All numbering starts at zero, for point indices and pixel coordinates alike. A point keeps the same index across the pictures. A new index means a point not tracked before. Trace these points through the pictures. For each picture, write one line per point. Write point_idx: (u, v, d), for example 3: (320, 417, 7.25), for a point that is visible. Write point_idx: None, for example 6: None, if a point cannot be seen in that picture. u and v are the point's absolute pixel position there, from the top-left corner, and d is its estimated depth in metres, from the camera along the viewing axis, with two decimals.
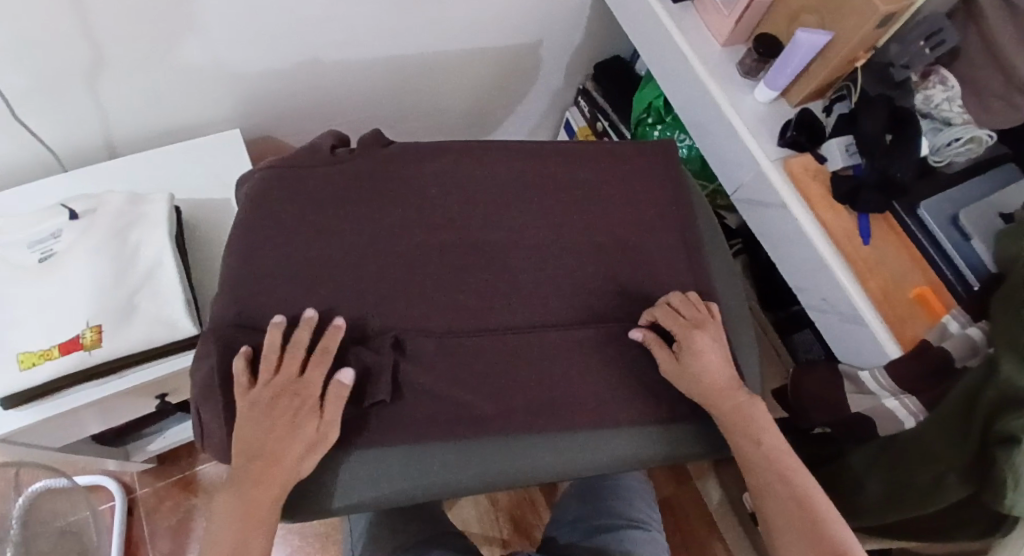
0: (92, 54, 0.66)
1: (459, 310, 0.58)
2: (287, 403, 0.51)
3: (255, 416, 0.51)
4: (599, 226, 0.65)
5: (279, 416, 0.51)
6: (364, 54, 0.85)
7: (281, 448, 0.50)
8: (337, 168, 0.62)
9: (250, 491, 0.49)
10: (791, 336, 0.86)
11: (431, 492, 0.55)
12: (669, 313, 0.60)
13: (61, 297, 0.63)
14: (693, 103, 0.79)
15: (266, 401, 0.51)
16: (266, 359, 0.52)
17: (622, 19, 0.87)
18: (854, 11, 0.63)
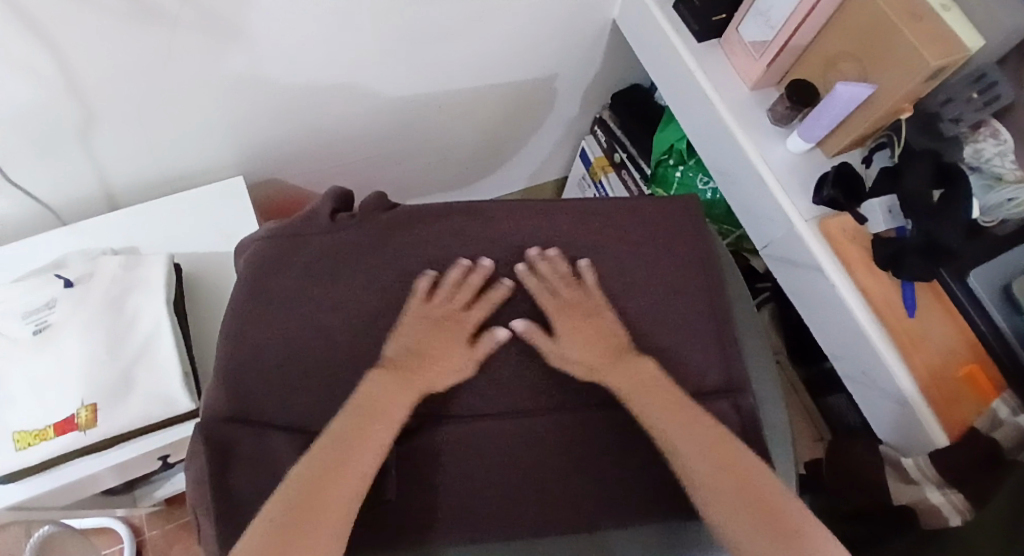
0: (80, 107, 0.63)
1: (464, 394, 0.55)
2: (452, 329, 0.56)
3: (425, 332, 0.56)
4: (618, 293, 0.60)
5: (446, 335, 0.56)
6: (367, 97, 0.82)
7: (428, 364, 0.54)
8: (337, 238, 0.59)
9: (394, 390, 0.52)
10: (824, 395, 0.81)
11: None
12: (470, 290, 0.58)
13: (53, 370, 0.61)
14: (719, 151, 0.74)
15: (439, 322, 0.56)
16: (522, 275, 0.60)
17: (642, 55, 0.82)
18: (900, 63, 0.57)
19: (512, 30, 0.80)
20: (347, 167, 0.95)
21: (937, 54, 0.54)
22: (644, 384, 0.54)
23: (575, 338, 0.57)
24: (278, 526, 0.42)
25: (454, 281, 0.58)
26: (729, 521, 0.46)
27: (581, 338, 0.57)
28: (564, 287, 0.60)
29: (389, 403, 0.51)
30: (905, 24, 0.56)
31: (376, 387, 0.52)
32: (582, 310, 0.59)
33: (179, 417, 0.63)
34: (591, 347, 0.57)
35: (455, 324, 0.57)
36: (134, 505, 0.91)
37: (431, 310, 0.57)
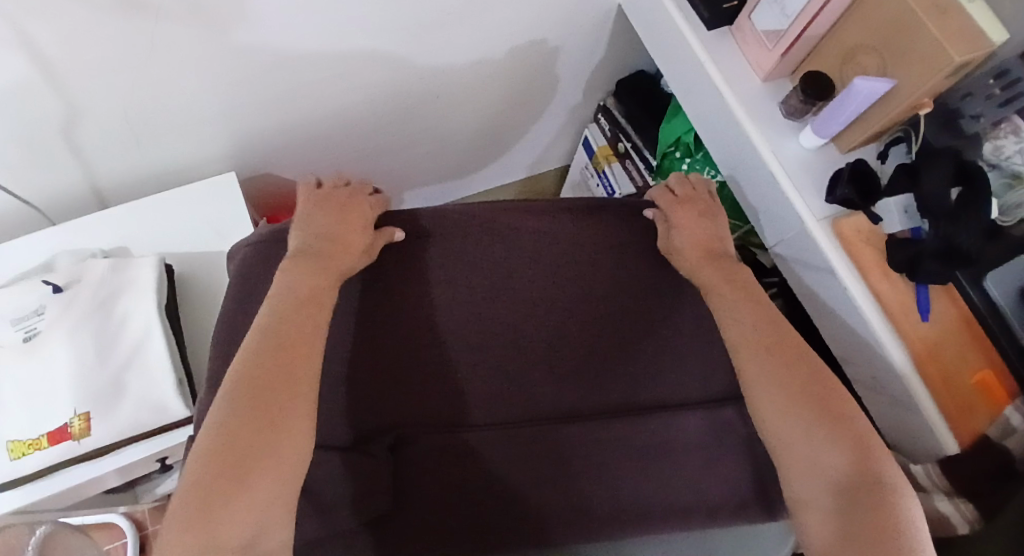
0: (63, 103, 0.61)
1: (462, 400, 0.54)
2: (351, 213, 0.59)
3: (324, 219, 0.59)
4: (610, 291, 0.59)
5: (346, 217, 0.59)
6: (362, 85, 0.79)
7: (345, 240, 0.56)
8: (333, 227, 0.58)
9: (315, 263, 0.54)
10: None
11: None
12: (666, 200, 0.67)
13: (44, 379, 0.59)
14: (729, 145, 0.71)
15: (335, 210, 0.59)
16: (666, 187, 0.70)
17: (648, 42, 0.78)
18: (922, 58, 0.54)
19: (512, 16, 0.77)
20: (342, 157, 0.92)
21: (962, 49, 0.52)
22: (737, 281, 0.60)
23: (681, 222, 0.64)
24: (223, 464, 0.42)
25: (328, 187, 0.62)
26: (778, 398, 0.51)
27: (691, 230, 0.64)
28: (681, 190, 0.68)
29: (306, 281, 0.53)
30: (930, 17, 0.53)
31: (297, 278, 0.53)
32: (703, 208, 0.67)
33: (174, 423, 0.62)
34: (698, 228, 0.64)
35: (356, 213, 0.60)
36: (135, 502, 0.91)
37: (325, 205, 0.60)
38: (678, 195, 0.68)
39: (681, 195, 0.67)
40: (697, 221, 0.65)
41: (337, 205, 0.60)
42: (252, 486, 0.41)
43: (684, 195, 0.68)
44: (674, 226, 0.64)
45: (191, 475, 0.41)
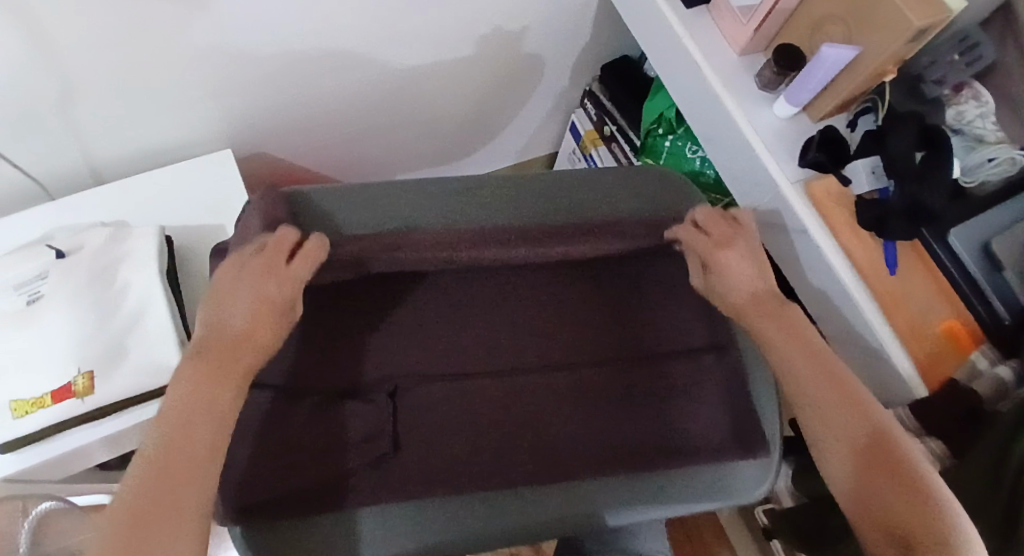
0: (65, 76, 0.63)
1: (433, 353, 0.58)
2: (263, 281, 0.50)
3: (238, 294, 0.50)
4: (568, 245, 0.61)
5: (260, 290, 0.50)
6: (356, 67, 0.82)
7: (255, 327, 0.49)
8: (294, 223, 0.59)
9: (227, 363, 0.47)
10: None
11: (481, 542, 0.52)
12: (698, 241, 0.60)
13: (46, 342, 0.60)
14: (706, 116, 0.74)
15: (253, 274, 0.50)
16: (694, 230, 0.60)
17: (631, 23, 0.82)
18: (885, 24, 0.58)
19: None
20: (334, 139, 0.94)
21: (922, 14, 0.55)
22: (787, 330, 0.55)
23: (731, 272, 0.58)
24: (136, 498, 0.40)
25: (250, 250, 0.52)
26: (799, 383, 0.53)
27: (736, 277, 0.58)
28: (715, 228, 0.60)
29: (223, 328, 0.49)
30: None
31: (183, 383, 0.46)
32: (745, 246, 0.59)
33: None
34: (746, 273, 0.58)
35: (273, 278, 0.50)
36: None
37: (246, 272, 0.50)
38: (712, 234, 0.60)
39: (719, 236, 0.59)
40: (745, 264, 0.58)
41: (247, 274, 0.50)
42: (149, 533, 0.39)
43: (721, 233, 0.60)
44: (721, 274, 0.58)
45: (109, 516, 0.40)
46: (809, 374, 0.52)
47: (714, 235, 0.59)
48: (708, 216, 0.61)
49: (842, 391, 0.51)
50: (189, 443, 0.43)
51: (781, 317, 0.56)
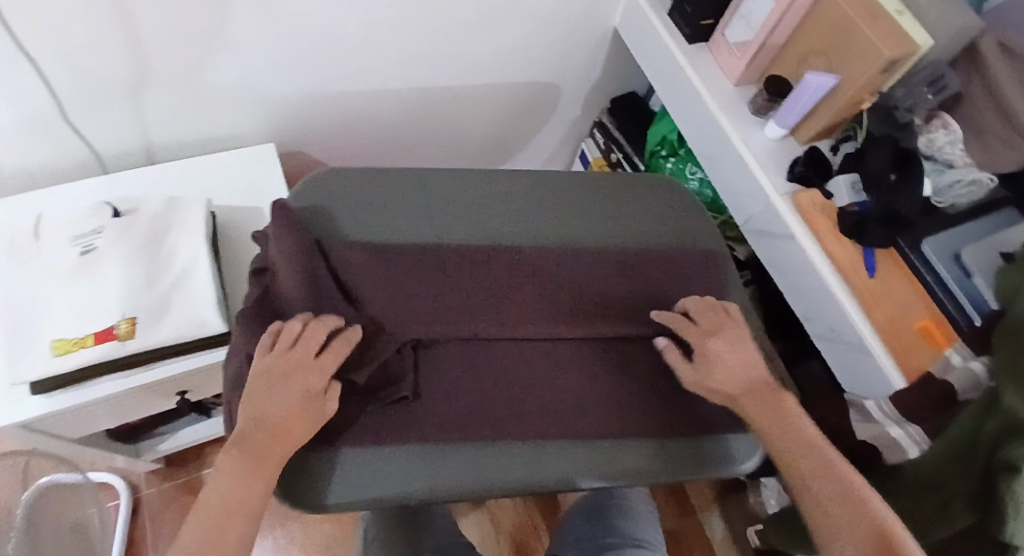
0: (139, 65, 0.70)
1: (422, 308, 0.62)
2: (297, 379, 0.51)
3: (267, 393, 0.50)
4: (536, 226, 0.70)
5: (292, 389, 0.50)
6: (390, 84, 0.90)
7: (288, 423, 0.49)
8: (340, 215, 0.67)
9: (262, 451, 0.47)
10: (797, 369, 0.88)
11: (487, 486, 0.56)
12: (686, 327, 0.61)
13: (94, 291, 0.65)
14: (704, 136, 0.83)
15: (284, 371, 0.51)
16: (682, 318, 0.61)
17: (639, 55, 0.92)
18: (860, 55, 0.67)
19: (528, 29, 0.90)
20: (363, 149, 1.02)
21: (891, 46, 0.64)
22: (774, 409, 0.55)
23: (721, 357, 0.58)
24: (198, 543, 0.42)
25: (282, 341, 0.52)
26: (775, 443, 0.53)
27: (725, 366, 0.57)
28: (704, 317, 0.62)
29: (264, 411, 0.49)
30: (864, 23, 0.66)
31: (222, 478, 0.46)
32: (734, 334, 0.60)
33: (210, 339, 0.67)
34: (735, 358, 0.58)
35: (305, 373, 0.51)
36: (137, 456, 0.94)
37: (273, 376, 0.50)
38: (700, 322, 0.61)
39: (706, 324, 0.61)
40: (734, 351, 0.59)
41: (278, 372, 0.51)
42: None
43: (707, 322, 0.61)
44: (709, 359, 0.58)
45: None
46: (804, 466, 0.50)
47: (701, 323, 0.61)
48: (696, 306, 0.63)
49: (813, 452, 0.51)
50: (223, 529, 0.43)
51: (766, 397, 0.55)
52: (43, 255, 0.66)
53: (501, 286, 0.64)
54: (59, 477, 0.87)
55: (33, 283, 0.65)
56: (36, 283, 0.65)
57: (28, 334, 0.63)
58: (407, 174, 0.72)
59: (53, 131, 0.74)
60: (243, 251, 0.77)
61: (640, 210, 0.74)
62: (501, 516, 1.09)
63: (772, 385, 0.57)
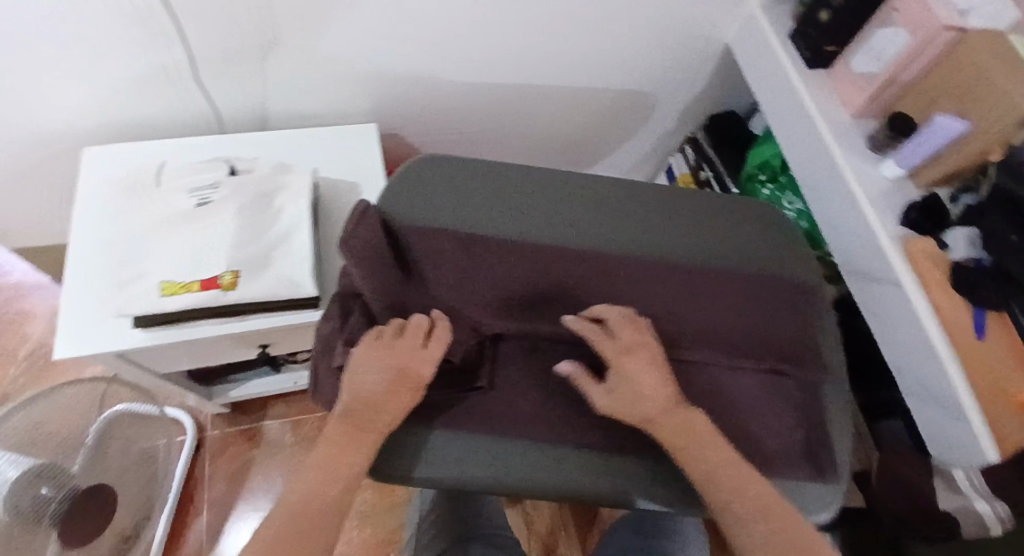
0: (269, 35, 0.74)
1: (496, 301, 0.62)
2: (404, 366, 0.54)
3: (372, 373, 0.53)
4: (621, 236, 0.70)
5: (398, 373, 0.54)
6: (492, 78, 0.91)
7: (384, 402, 0.53)
8: (436, 196, 0.69)
9: (359, 434, 0.53)
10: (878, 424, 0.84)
11: (542, 491, 0.56)
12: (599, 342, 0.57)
13: (202, 240, 0.69)
14: (813, 166, 0.80)
15: (390, 355, 0.54)
16: (599, 330, 0.57)
17: (751, 75, 0.89)
18: (996, 103, 0.62)
19: (638, 35, 0.89)
20: (455, 140, 1.03)
21: None
22: (693, 433, 0.53)
23: (635, 381, 0.55)
24: (287, 525, 0.49)
25: (387, 331, 0.56)
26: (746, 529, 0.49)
27: (638, 393, 0.54)
28: (622, 333, 0.57)
29: (365, 394, 0.53)
30: (1003, 71, 0.62)
31: (314, 467, 0.52)
32: (650, 352, 0.56)
33: (301, 301, 0.71)
34: (658, 382, 0.54)
35: (410, 361, 0.54)
36: (208, 398, 1.00)
37: (381, 353, 0.54)
38: (617, 338, 0.57)
39: (624, 343, 0.56)
40: (655, 374, 0.55)
41: (372, 355, 0.54)
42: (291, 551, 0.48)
43: (629, 338, 0.57)
44: (625, 386, 0.55)
45: (263, 532, 0.49)
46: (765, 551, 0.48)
47: (618, 339, 0.56)
48: (615, 319, 0.58)
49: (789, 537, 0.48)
50: (304, 513, 0.50)
51: (687, 425, 0.53)
52: (164, 201, 0.71)
53: (577, 289, 0.64)
54: (130, 409, 0.90)
55: (152, 225, 0.70)
56: (155, 226, 0.70)
57: (142, 272, 0.68)
58: (490, 168, 0.74)
59: (184, 87, 0.78)
60: (337, 223, 0.79)
61: (736, 235, 0.72)
62: (535, 518, 1.09)
63: (682, 402, 0.55)
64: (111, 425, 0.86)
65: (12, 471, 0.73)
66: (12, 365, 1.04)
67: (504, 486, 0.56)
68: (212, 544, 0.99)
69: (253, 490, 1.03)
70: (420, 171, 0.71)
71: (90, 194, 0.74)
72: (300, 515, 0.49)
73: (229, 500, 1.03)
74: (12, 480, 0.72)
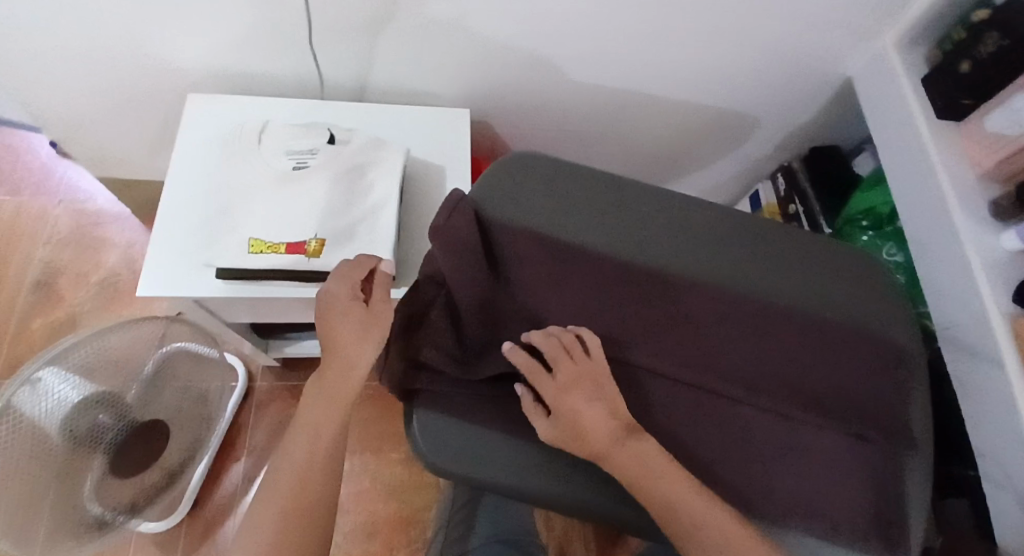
0: (387, 6, 0.73)
1: (580, 314, 0.63)
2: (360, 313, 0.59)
3: (349, 324, 0.58)
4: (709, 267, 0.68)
5: (370, 327, 0.58)
6: (595, 78, 0.89)
7: (354, 356, 0.57)
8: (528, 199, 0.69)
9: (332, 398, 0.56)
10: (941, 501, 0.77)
11: (585, 513, 0.58)
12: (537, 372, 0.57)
13: (296, 205, 0.71)
14: (925, 223, 0.76)
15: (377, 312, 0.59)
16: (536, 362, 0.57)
17: (869, 115, 0.85)
18: None
19: (753, 57, 0.85)
20: (542, 134, 1.02)
21: None
22: (644, 461, 0.53)
23: (579, 415, 0.54)
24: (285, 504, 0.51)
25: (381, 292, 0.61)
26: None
27: (580, 428, 0.54)
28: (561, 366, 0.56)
29: (343, 351, 0.57)
30: None
31: (303, 444, 0.54)
32: (592, 386, 0.56)
33: None
34: (598, 416, 0.54)
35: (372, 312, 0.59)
36: (264, 350, 1.02)
37: (354, 305, 0.59)
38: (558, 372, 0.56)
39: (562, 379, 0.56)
40: (599, 409, 0.55)
41: (352, 311, 0.58)
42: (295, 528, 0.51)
43: (568, 372, 0.56)
44: (569, 421, 0.55)
45: (264, 516, 0.51)
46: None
47: (557, 377, 0.56)
48: (552, 351, 0.57)
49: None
50: (301, 491, 0.52)
51: (642, 453, 0.53)
52: (264, 161, 0.73)
53: (661, 316, 0.64)
54: (187, 348, 0.88)
55: (249, 183, 0.72)
56: (250, 182, 0.72)
57: (234, 227, 0.70)
58: (587, 173, 0.73)
59: (295, 46, 0.79)
60: (422, 205, 0.79)
61: (832, 286, 0.70)
62: (555, 522, 1.08)
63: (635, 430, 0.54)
64: (171, 361, 0.87)
65: (73, 395, 0.73)
66: (83, 288, 1.10)
67: (565, 497, 0.57)
68: (244, 490, 1.02)
69: None
70: (514, 168, 0.71)
71: (194, 142, 0.76)
72: (298, 494, 0.52)
73: (267, 451, 1.05)
74: (73, 403, 0.73)
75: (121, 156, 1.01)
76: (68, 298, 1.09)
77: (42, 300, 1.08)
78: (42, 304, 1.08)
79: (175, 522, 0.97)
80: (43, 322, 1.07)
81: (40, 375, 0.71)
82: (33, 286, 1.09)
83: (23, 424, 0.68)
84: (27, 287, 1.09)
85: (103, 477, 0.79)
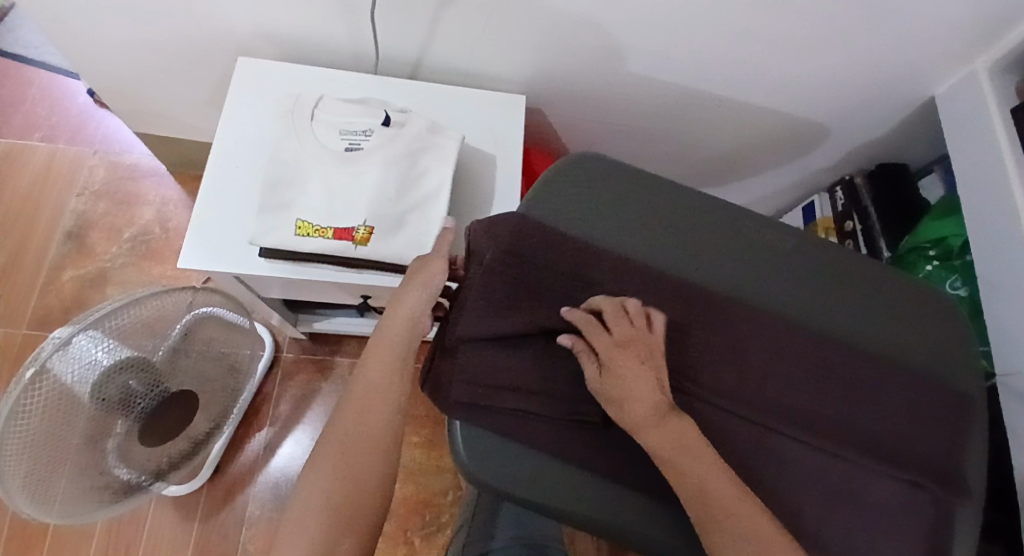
0: None
1: None
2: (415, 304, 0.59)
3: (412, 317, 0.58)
4: (768, 296, 0.66)
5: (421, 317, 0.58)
6: (663, 74, 0.84)
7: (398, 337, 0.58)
8: (579, 217, 0.67)
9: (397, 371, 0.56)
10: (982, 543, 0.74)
11: (627, 539, 0.56)
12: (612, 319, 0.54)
13: (346, 187, 0.69)
14: (999, 263, 0.72)
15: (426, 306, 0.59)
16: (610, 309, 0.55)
17: (950, 140, 0.80)
18: None
19: (827, 70, 0.81)
20: (597, 125, 0.98)
21: None
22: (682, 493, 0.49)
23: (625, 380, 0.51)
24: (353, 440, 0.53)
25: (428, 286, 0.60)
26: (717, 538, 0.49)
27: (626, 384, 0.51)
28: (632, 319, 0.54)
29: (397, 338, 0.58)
30: None
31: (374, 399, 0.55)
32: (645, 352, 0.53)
33: None
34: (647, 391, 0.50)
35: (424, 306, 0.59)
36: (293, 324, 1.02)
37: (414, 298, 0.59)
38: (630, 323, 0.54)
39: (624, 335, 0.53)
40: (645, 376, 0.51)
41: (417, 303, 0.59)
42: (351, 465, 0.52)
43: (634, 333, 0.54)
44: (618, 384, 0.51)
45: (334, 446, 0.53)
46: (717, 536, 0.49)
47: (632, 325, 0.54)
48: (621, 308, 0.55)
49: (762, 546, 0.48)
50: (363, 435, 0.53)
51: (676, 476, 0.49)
52: (315, 137, 0.70)
53: (714, 342, 0.60)
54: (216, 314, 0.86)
55: (298, 158, 0.69)
56: (299, 158, 0.69)
57: (280, 204, 0.67)
58: (647, 181, 0.70)
59: (356, 18, 0.75)
60: (473, 196, 0.77)
61: (896, 324, 0.67)
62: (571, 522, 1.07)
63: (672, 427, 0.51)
64: (200, 327, 0.85)
65: (105, 359, 0.70)
66: (116, 243, 1.14)
67: (609, 520, 0.55)
68: (266, 458, 1.04)
69: (314, 418, 1.07)
70: (563, 176, 0.69)
71: (243, 115, 0.74)
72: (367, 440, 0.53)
73: (293, 421, 1.07)
74: (103, 368, 0.70)
75: (165, 112, 1.00)
76: (100, 250, 1.13)
77: (74, 251, 1.13)
78: (74, 256, 1.12)
79: (197, 486, 1.00)
80: (75, 274, 1.11)
81: (75, 338, 0.66)
82: (66, 236, 1.13)
83: (52, 388, 0.65)
84: (60, 236, 1.13)
85: (131, 442, 0.79)
